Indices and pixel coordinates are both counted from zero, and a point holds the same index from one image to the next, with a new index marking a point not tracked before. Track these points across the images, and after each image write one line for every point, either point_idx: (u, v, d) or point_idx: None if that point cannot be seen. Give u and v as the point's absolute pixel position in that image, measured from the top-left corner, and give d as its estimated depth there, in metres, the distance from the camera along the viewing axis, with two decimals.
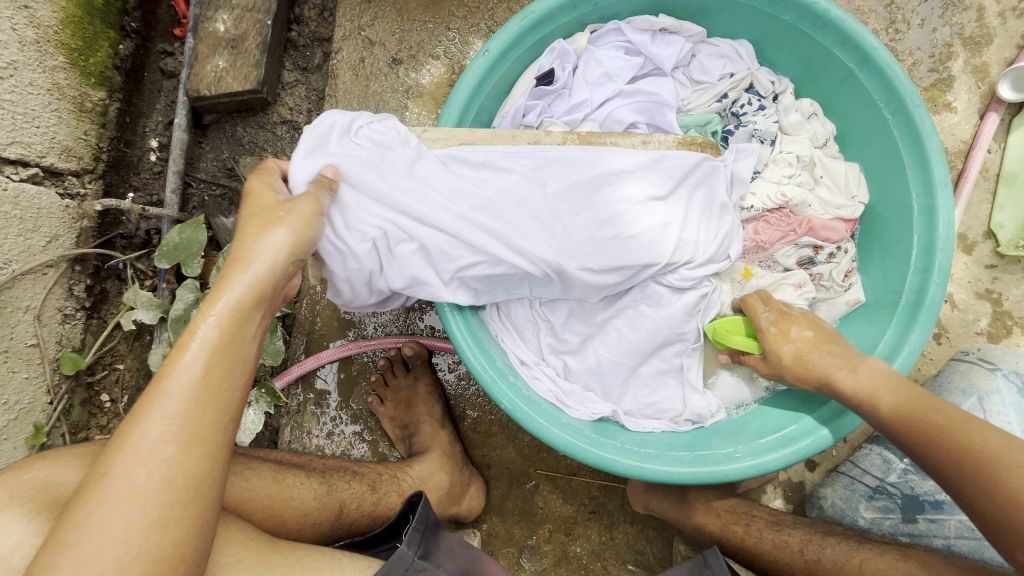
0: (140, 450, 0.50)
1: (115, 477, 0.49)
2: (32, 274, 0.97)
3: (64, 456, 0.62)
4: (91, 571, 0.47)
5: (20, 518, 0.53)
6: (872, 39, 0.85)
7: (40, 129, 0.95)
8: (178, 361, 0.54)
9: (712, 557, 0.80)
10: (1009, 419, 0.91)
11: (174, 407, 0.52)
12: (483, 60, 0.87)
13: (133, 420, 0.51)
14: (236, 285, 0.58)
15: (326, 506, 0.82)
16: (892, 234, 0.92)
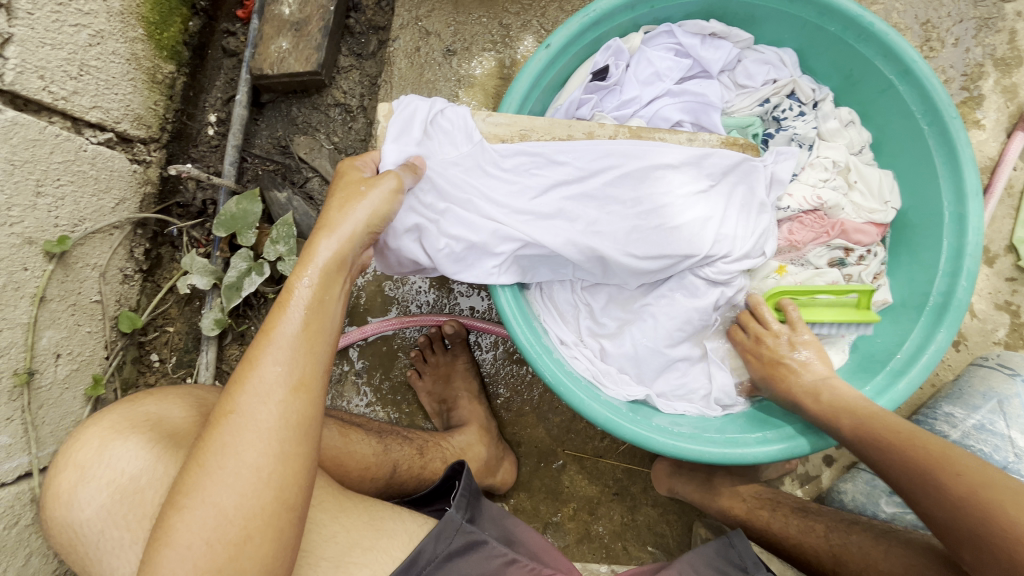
0: (261, 390, 0.57)
1: (239, 413, 0.56)
2: (100, 234, 1.02)
3: (168, 394, 0.72)
4: (232, 490, 0.54)
5: (140, 444, 0.64)
6: (913, 53, 0.90)
7: (118, 97, 1.00)
8: (281, 317, 0.61)
9: (738, 538, 0.86)
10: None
11: (282, 353, 0.59)
12: (545, 53, 0.92)
13: (248, 366, 0.58)
14: (323, 251, 0.65)
15: (383, 464, 0.89)
16: (920, 239, 0.97)
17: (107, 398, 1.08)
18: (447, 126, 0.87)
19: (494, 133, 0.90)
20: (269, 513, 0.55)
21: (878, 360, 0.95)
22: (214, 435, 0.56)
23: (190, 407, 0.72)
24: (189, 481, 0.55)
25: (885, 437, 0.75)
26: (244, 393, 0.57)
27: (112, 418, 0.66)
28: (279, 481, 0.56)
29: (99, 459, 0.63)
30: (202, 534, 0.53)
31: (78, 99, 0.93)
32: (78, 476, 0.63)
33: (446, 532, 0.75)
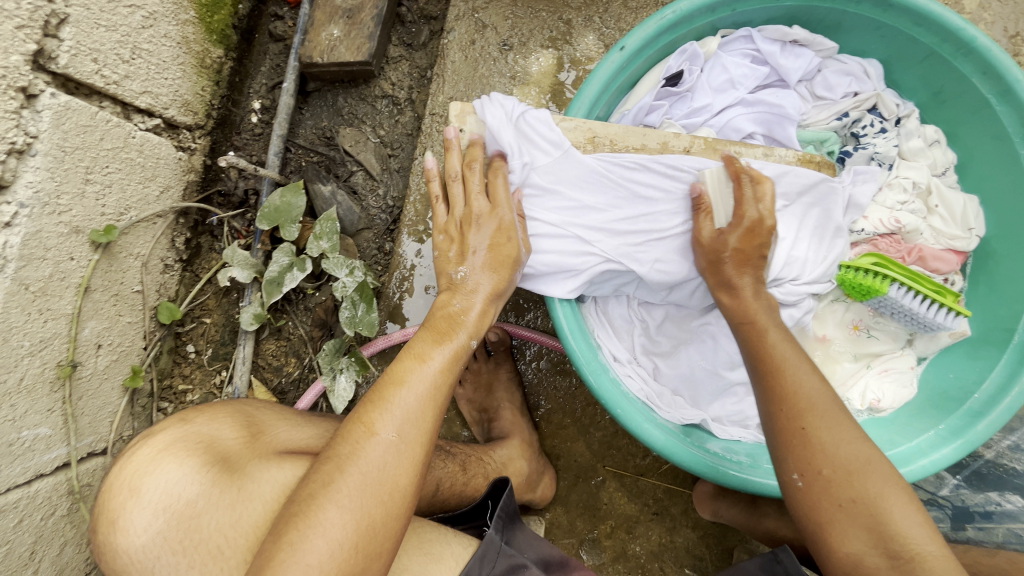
0: (411, 408, 0.62)
1: (390, 431, 0.60)
2: (144, 222, 0.99)
3: (218, 412, 0.71)
4: (369, 496, 0.58)
5: (197, 468, 0.64)
6: (1017, 72, 0.84)
7: (168, 81, 0.97)
8: (434, 352, 0.68)
9: (783, 553, 0.81)
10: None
11: (433, 387, 0.65)
12: (618, 56, 0.87)
13: (403, 386, 0.63)
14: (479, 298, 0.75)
15: (424, 486, 0.84)
16: (1006, 272, 0.91)
17: (143, 389, 1.07)
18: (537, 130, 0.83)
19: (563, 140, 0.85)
20: (397, 535, 0.60)
21: (951, 398, 0.90)
22: (363, 445, 0.59)
23: (241, 426, 0.71)
24: (341, 480, 0.58)
25: (790, 415, 0.65)
26: (396, 412, 0.62)
27: (166, 438, 0.66)
28: (409, 509, 0.61)
29: (153, 482, 0.62)
30: (344, 536, 0.56)
31: (129, 83, 0.89)
32: (132, 500, 0.62)
33: (489, 554, 0.74)
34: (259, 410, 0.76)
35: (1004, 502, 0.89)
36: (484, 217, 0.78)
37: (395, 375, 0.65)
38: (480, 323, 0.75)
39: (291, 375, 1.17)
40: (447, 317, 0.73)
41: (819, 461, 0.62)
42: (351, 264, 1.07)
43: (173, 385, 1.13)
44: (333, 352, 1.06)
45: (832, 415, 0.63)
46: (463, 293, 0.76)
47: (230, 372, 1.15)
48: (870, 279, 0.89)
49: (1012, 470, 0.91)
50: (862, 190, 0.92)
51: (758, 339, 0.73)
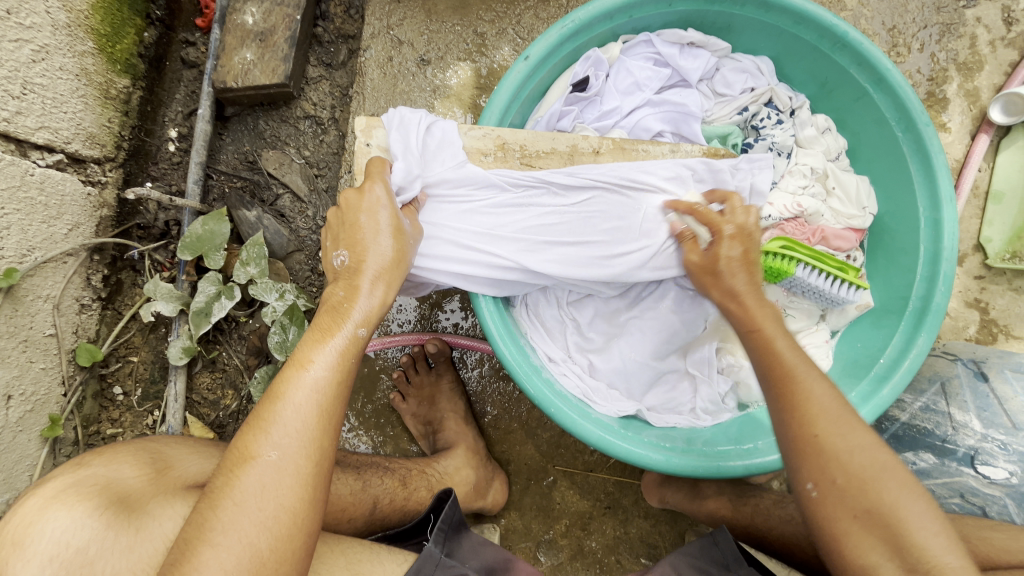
0: (286, 427, 0.58)
1: (270, 452, 0.57)
2: (52, 262, 0.95)
3: (118, 453, 0.68)
4: (252, 527, 0.54)
5: (88, 512, 0.60)
6: (887, 61, 0.91)
7: (67, 115, 0.93)
8: (316, 356, 0.62)
9: (722, 534, 0.83)
10: (965, 399, 0.94)
11: (316, 394, 0.60)
12: (524, 65, 0.90)
13: (282, 402, 0.59)
14: (367, 288, 0.69)
15: (361, 502, 0.85)
16: (899, 244, 0.98)
17: (67, 438, 1.01)
18: (433, 144, 0.85)
19: (475, 149, 0.88)
20: (299, 555, 0.56)
21: (862, 365, 0.97)
22: (242, 474, 0.56)
23: (145, 465, 0.68)
24: (217, 517, 0.55)
25: (805, 423, 0.62)
26: (277, 431, 0.58)
27: (55, 485, 0.62)
28: (308, 527, 0.57)
29: (36, 533, 0.58)
30: None
31: (21, 119, 0.86)
32: (16, 554, 0.56)
33: (427, 567, 0.73)
34: (168, 447, 0.74)
35: (918, 459, 0.95)
36: (367, 215, 0.73)
37: (274, 390, 0.61)
38: (369, 311, 0.69)
39: (229, 408, 1.13)
40: (326, 313, 0.67)
41: (832, 470, 0.60)
42: (280, 287, 1.05)
43: (100, 431, 1.08)
44: (267, 378, 1.05)
45: (844, 420, 0.61)
46: (345, 285, 0.70)
47: (163, 411, 1.10)
48: (781, 260, 0.93)
49: (924, 429, 0.97)
50: (762, 177, 0.96)
51: (768, 348, 0.69)
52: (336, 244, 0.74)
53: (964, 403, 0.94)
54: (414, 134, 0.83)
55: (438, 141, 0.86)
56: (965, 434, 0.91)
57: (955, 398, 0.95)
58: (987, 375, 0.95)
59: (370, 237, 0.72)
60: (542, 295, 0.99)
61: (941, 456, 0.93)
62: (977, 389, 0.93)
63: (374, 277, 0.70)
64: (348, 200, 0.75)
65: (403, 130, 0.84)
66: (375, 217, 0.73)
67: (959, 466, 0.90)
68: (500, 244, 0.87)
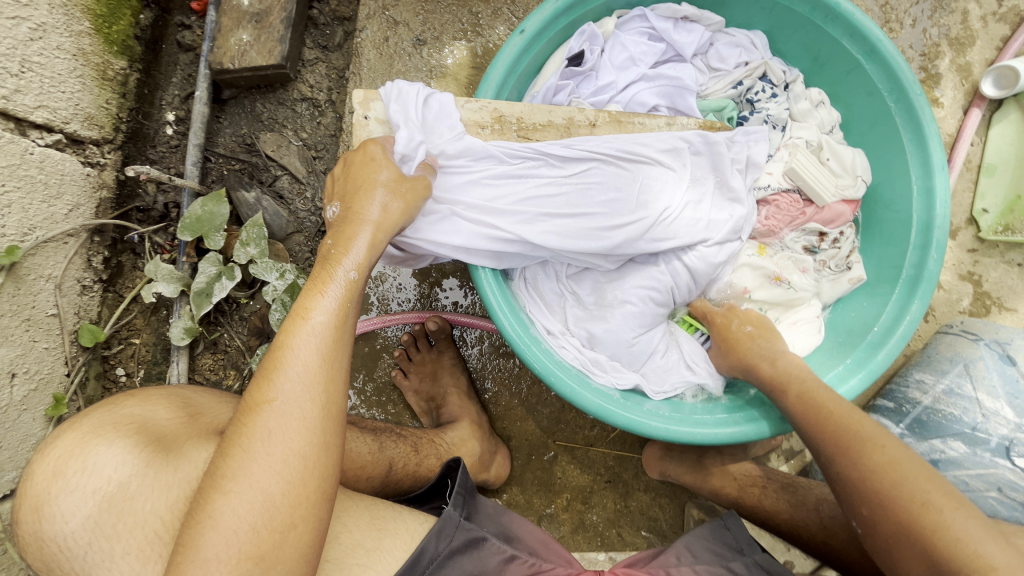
0: (292, 372, 0.59)
1: (278, 397, 0.58)
2: (53, 243, 0.95)
3: (151, 395, 0.68)
4: (267, 470, 0.55)
5: (128, 449, 0.59)
6: (878, 32, 0.92)
7: (66, 95, 0.94)
8: (315, 305, 0.63)
9: (732, 520, 0.86)
10: (994, 383, 0.97)
11: (318, 340, 0.61)
12: (520, 39, 0.91)
13: (286, 351, 0.60)
14: (360, 235, 0.71)
15: (379, 461, 0.86)
16: (891, 215, 1.00)
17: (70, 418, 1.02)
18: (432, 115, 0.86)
19: (473, 122, 0.89)
20: (312, 498, 0.57)
21: (856, 333, 0.98)
22: (252, 420, 0.57)
23: (177, 409, 0.68)
24: (228, 464, 0.56)
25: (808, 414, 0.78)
26: (285, 377, 0.59)
27: (92, 420, 0.61)
28: (320, 469, 0.58)
29: (80, 465, 0.58)
30: (243, 518, 0.54)
31: (20, 98, 0.87)
32: (59, 485, 0.57)
33: (447, 528, 0.73)
34: (195, 394, 0.74)
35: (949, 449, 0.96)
36: (365, 168, 0.76)
37: (277, 340, 0.61)
38: (363, 260, 0.70)
39: (231, 388, 1.14)
40: (322, 264, 0.68)
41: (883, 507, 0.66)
42: (280, 266, 1.06)
43: None
44: None
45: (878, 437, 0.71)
46: (336, 233, 0.72)
47: None
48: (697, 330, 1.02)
49: (950, 415, 0.98)
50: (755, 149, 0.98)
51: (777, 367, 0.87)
52: (337, 206, 0.76)
53: (993, 390, 0.97)
54: (412, 106, 0.84)
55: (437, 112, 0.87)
56: (998, 423, 0.95)
57: (983, 382, 0.98)
58: (1012, 358, 0.98)
59: (369, 187, 0.74)
60: (541, 269, 1.01)
61: (972, 446, 0.95)
62: (1007, 373, 0.97)
63: (367, 226, 0.72)
64: (350, 164, 0.77)
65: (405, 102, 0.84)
66: (373, 172, 0.75)
67: (995, 458, 0.93)
68: (499, 216, 0.88)
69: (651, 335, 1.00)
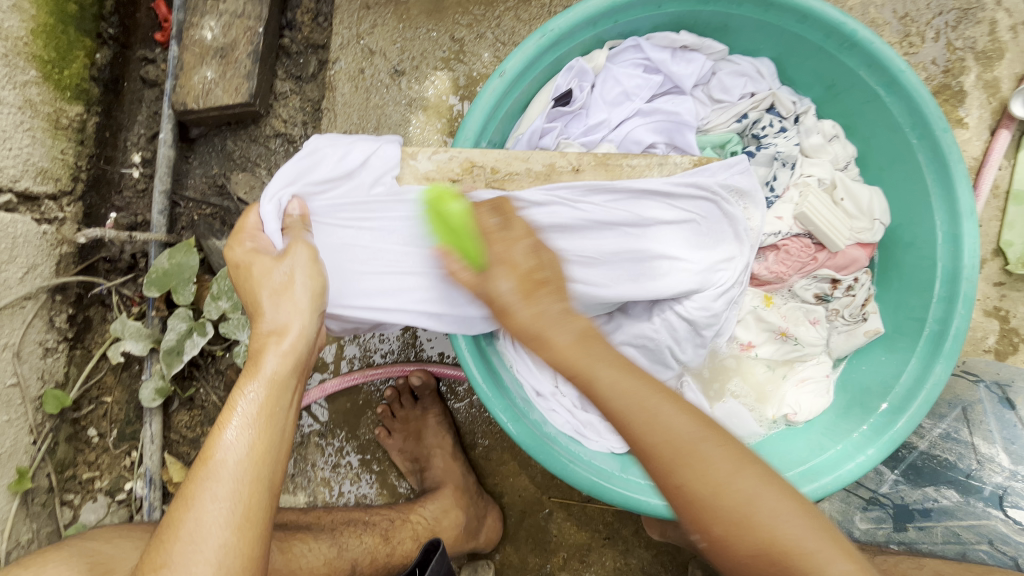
0: (194, 534, 0.53)
1: (174, 564, 0.52)
2: (8, 309, 0.90)
3: (47, 563, 0.65)
4: None
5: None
6: (900, 62, 0.83)
7: (13, 152, 0.87)
8: (219, 446, 0.57)
9: None
10: (990, 427, 0.90)
11: (222, 490, 0.55)
12: (500, 81, 0.83)
13: (186, 507, 0.54)
14: (273, 355, 0.62)
15: (336, 570, 0.80)
16: (911, 261, 0.91)
17: (39, 486, 0.98)
18: (365, 177, 0.78)
19: (438, 173, 0.80)
20: None
21: (873, 394, 0.90)
22: None
23: (80, 571, 0.64)
24: None
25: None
26: (186, 538, 0.53)
27: None
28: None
29: None
30: None
31: None
32: None
33: None
34: (106, 543, 0.69)
35: (941, 498, 0.89)
36: (258, 270, 0.67)
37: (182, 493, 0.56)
38: (279, 378, 0.61)
39: None
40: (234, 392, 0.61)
41: (704, 519, 0.53)
42: (253, 324, 1.01)
43: (77, 475, 1.04)
44: None
45: (693, 451, 0.54)
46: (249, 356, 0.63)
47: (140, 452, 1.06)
48: (455, 211, 0.76)
49: (945, 462, 0.91)
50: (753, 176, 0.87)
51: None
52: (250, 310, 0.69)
53: (989, 434, 0.89)
54: (304, 169, 0.75)
55: (371, 172, 0.78)
56: (993, 470, 0.87)
57: (978, 426, 0.91)
58: (1012, 402, 0.91)
59: (273, 287, 0.66)
60: None
61: (965, 495, 0.88)
62: (1005, 419, 0.89)
63: (275, 341, 0.63)
64: (233, 265, 0.69)
65: (327, 151, 0.76)
66: (280, 270, 0.66)
67: (987, 508, 0.86)
68: (457, 277, 0.79)
69: None
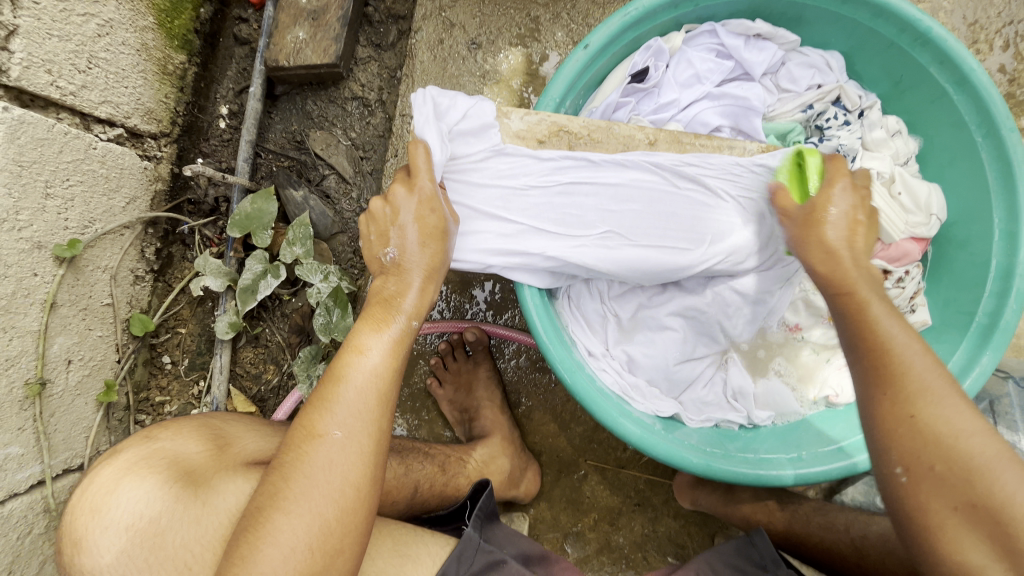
0: (356, 406, 0.60)
1: (336, 430, 0.58)
2: (111, 234, 0.98)
3: (183, 428, 0.71)
4: (316, 501, 0.56)
5: (157, 484, 0.63)
6: (972, 61, 0.85)
7: (128, 89, 0.95)
8: (372, 341, 0.64)
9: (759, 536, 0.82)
10: (1015, 417, 0.93)
11: (375, 376, 0.62)
12: (583, 54, 0.88)
13: (343, 383, 0.61)
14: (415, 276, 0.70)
15: (404, 485, 0.86)
16: (966, 255, 0.93)
17: (118, 402, 1.06)
18: (466, 129, 0.82)
19: (528, 132, 0.85)
20: (359, 528, 0.57)
21: None
22: (309, 448, 0.57)
23: (207, 439, 0.71)
24: (287, 488, 0.56)
25: (900, 401, 0.60)
26: (342, 409, 0.59)
27: (129, 456, 0.65)
28: (369, 502, 0.58)
29: (112, 502, 0.62)
30: (298, 541, 0.54)
31: (86, 94, 0.89)
32: (94, 520, 0.61)
33: (468, 551, 0.74)
34: (227, 423, 0.76)
35: None
36: (403, 219, 0.71)
37: (334, 371, 0.62)
38: (419, 303, 0.70)
39: (270, 383, 1.16)
40: (381, 302, 0.68)
41: (920, 451, 0.58)
42: (324, 269, 1.06)
43: (150, 398, 1.13)
44: (309, 358, 1.08)
45: (941, 390, 0.59)
46: (395, 280, 0.70)
47: (208, 382, 1.14)
48: None
49: None
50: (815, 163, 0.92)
51: (858, 314, 0.66)
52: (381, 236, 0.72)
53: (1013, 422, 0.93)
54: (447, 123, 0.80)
55: (472, 124, 0.82)
56: None
57: (1004, 416, 0.94)
58: None
59: (415, 238, 0.70)
60: (586, 289, 0.97)
61: None
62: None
63: (417, 267, 0.70)
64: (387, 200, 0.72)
65: (437, 102, 0.80)
66: (427, 228, 0.70)
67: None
68: (532, 237, 0.85)
69: (692, 363, 0.97)
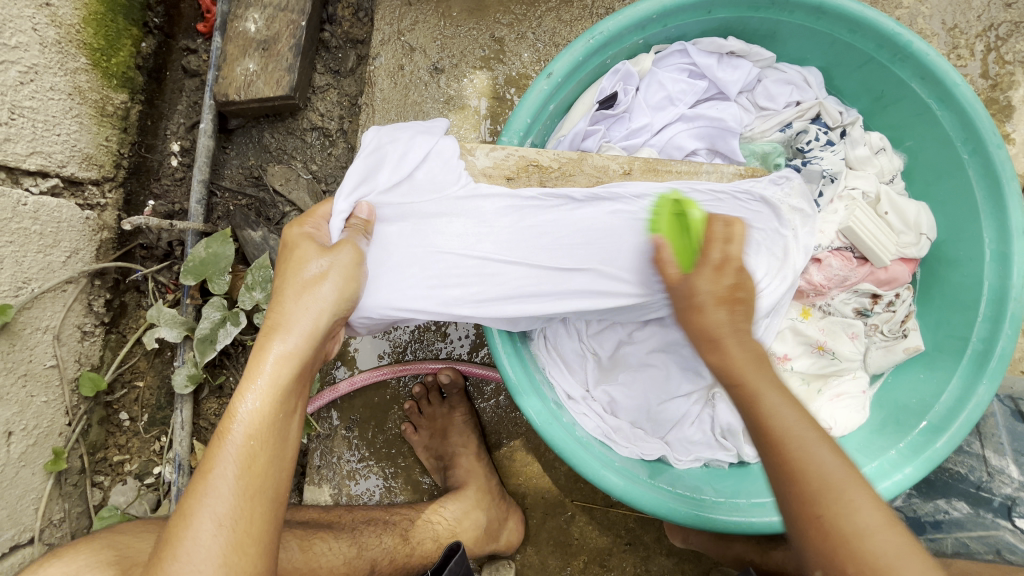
0: (195, 551, 0.51)
1: None
2: (51, 292, 0.91)
3: (89, 543, 0.65)
4: None
5: None
6: (955, 75, 0.81)
7: (61, 137, 0.89)
8: (217, 461, 0.54)
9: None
10: (1002, 440, 0.90)
11: (223, 506, 0.53)
12: (546, 82, 0.83)
13: (188, 523, 0.52)
14: (274, 356, 0.58)
15: (356, 569, 0.80)
16: (957, 278, 0.89)
17: (71, 467, 0.99)
18: (422, 168, 0.77)
19: (495, 169, 0.81)
20: None
21: (910, 413, 0.89)
22: None
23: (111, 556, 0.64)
24: None
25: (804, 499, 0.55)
26: (189, 557, 0.51)
27: None
28: None
29: None
30: None
31: (11, 146, 0.82)
32: None
33: None
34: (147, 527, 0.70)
35: (952, 510, 0.88)
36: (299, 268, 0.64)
37: (183, 506, 0.53)
38: (286, 388, 0.58)
39: None
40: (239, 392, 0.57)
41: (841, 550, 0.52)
42: None
43: (107, 458, 1.06)
44: None
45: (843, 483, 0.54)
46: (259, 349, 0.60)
47: (169, 438, 1.07)
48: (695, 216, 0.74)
49: (958, 474, 0.91)
50: (796, 201, 0.88)
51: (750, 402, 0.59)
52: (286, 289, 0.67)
53: (1000, 446, 0.89)
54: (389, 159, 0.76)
55: (429, 164, 0.78)
56: (1002, 482, 0.85)
57: (990, 438, 0.91)
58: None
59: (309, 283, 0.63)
60: (563, 328, 0.92)
61: (975, 506, 0.86)
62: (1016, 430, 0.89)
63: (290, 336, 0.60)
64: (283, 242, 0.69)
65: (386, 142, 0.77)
66: (322, 269, 0.64)
67: (995, 519, 0.83)
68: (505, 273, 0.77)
69: (677, 401, 0.90)
